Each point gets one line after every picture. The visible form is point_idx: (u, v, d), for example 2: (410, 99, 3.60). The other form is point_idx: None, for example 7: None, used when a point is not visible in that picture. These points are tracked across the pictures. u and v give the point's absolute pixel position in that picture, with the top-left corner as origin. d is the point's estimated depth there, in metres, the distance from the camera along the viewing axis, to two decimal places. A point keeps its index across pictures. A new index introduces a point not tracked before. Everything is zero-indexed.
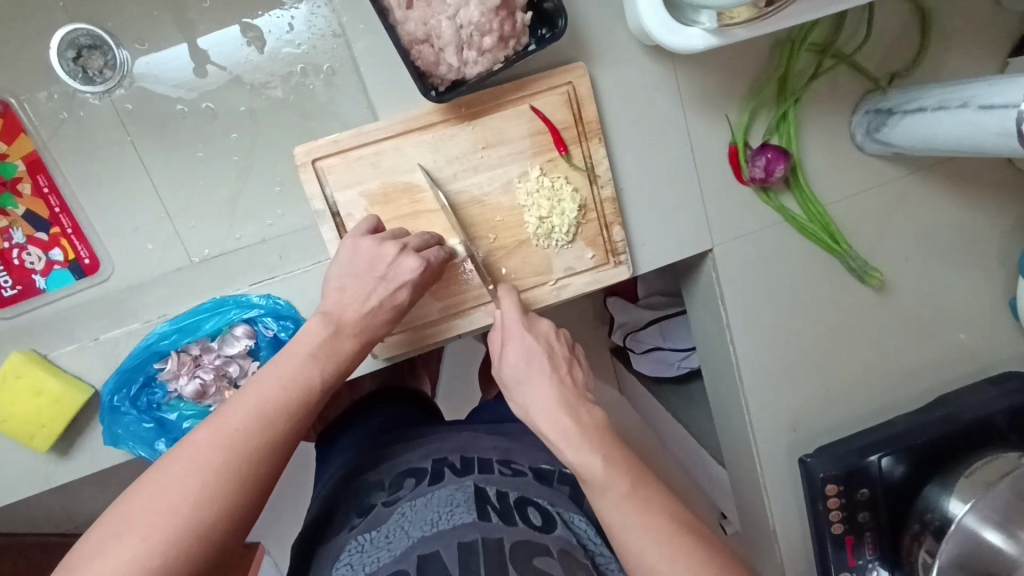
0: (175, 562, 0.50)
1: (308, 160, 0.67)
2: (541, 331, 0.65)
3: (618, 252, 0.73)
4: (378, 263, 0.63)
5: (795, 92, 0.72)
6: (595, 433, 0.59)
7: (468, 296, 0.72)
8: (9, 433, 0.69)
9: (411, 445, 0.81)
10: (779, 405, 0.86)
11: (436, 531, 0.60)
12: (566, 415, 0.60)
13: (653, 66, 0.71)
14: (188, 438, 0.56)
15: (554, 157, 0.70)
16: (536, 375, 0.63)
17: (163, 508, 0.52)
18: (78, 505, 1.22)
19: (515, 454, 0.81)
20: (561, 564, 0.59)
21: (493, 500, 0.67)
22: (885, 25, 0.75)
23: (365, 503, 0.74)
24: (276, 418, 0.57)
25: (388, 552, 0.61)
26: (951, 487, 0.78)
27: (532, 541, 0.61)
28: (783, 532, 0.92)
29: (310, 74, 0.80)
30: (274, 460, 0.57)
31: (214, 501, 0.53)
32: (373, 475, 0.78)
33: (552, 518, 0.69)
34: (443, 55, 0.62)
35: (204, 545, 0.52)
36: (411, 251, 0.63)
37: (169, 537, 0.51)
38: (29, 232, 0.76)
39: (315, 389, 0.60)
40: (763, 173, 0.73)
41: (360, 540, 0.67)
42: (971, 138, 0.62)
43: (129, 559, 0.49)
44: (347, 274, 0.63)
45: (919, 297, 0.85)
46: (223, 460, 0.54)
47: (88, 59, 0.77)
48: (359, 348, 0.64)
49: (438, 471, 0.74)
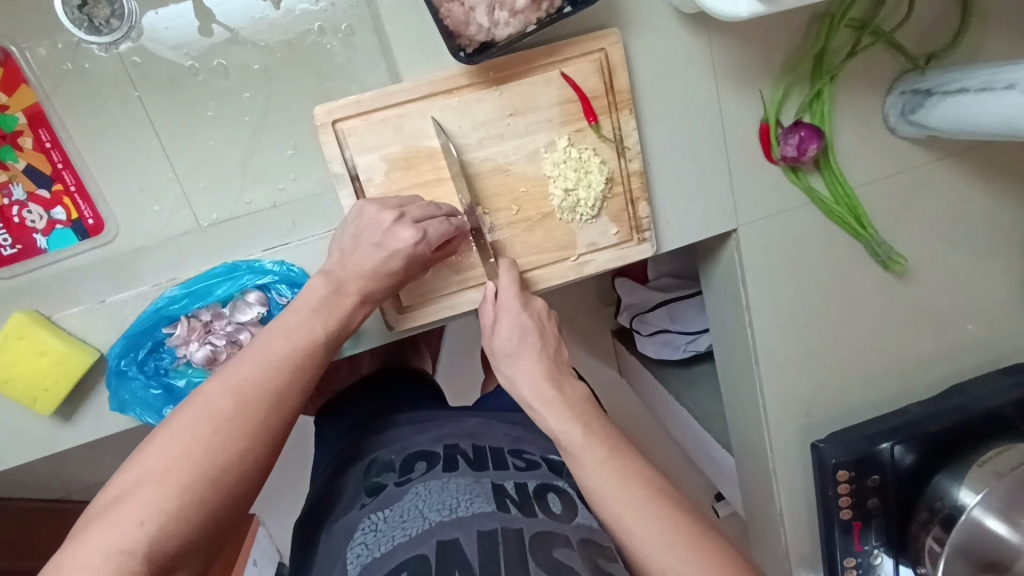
0: (193, 505, 0.49)
1: (328, 120, 0.64)
2: (536, 308, 0.67)
3: (642, 228, 0.71)
4: (374, 230, 0.61)
5: (832, 70, 0.70)
6: (576, 404, 0.62)
7: (479, 273, 0.70)
8: (11, 396, 0.66)
9: (419, 428, 0.79)
10: (794, 390, 0.85)
11: (456, 517, 0.59)
12: (549, 385, 0.63)
13: (688, 36, 0.69)
14: (196, 393, 0.54)
15: (583, 127, 0.67)
16: (527, 350, 0.64)
17: (177, 457, 0.50)
18: (75, 474, 1.21)
19: (526, 444, 0.79)
20: (582, 555, 0.57)
21: (512, 494, 0.65)
22: (926, 4, 0.72)
23: (374, 483, 0.71)
24: (283, 369, 0.57)
25: (403, 531, 0.59)
26: (961, 478, 0.79)
27: (551, 531, 0.60)
28: (790, 517, 0.92)
29: (328, 33, 0.77)
30: (284, 406, 0.56)
31: (227, 446, 0.52)
32: (378, 451, 0.77)
33: (573, 502, 0.67)
34: (474, 14, 0.59)
35: (219, 488, 0.51)
36: (408, 221, 0.61)
37: (186, 480, 0.50)
38: (30, 189, 0.73)
39: (320, 342, 0.60)
40: (796, 152, 0.71)
41: (373, 519, 0.64)
42: (1014, 122, 0.61)
43: (149, 503, 0.48)
44: (352, 239, 0.62)
45: (939, 287, 0.84)
46: (234, 406, 0.53)
47: (94, 8, 0.73)
48: (359, 306, 0.63)
49: (451, 458, 0.72)
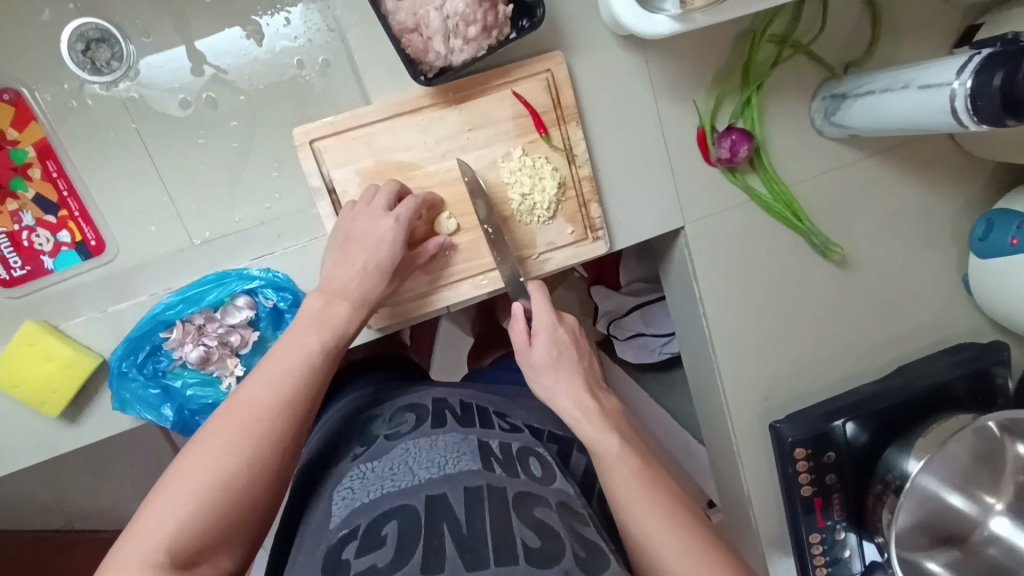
0: (204, 510, 0.55)
1: (306, 140, 0.71)
2: (568, 324, 0.74)
3: (595, 228, 0.79)
4: (353, 223, 0.69)
5: (759, 79, 0.78)
6: (612, 417, 0.68)
7: (486, 261, 0.77)
8: (21, 399, 0.72)
9: (411, 391, 0.85)
10: (751, 376, 0.91)
11: (444, 474, 0.63)
12: (588, 396, 0.69)
13: (626, 55, 0.77)
14: (216, 415, 0.61)
15: (535, 138, 0.75)
16: (565, 364, 0.70)
17: (191, 468, 0.57)
18: (76, 496, 1.26)
19: (511, 411, 0.86)
20: (559, 515, 0.63)
21: (496, 452, 0.71)
22: (839, 18, 0.81)
23: (367, 434, 0.77)
24: (288, 382, 0.62)
25: (392, 483, 0.63)
26: (908, 450, 0.84)
27: (532, 492, 0.65)
28: (757, 499, 0.97)
29: (306, 66, 0.86)
30: (292, 416, 0.61)
31: (235, 455, 0.58)
32: (373, 410, 0.82)
33: (552, 468, 0.73)
34: (432, 43, 0.67)
35: (228, 497, 0.57)
36: (383, 212, 0.69)
37: (198, 488, 0.56)
38: (38, 215, 0.81)
39: (316, 354, 0.65)
40: (729, 154, 0.78)
41: (362, 468, 0.69)
42: (913, 117, 0.69)
43: (167, 508, 0.55)
44: (342, 245, 0.69)
45: (879, 273, 0.91)
46: (242, 423, 0.59)
47: (96, 51, 0.82)
48: (352, 312, 0.68)
49: (440, 414, 0.78)
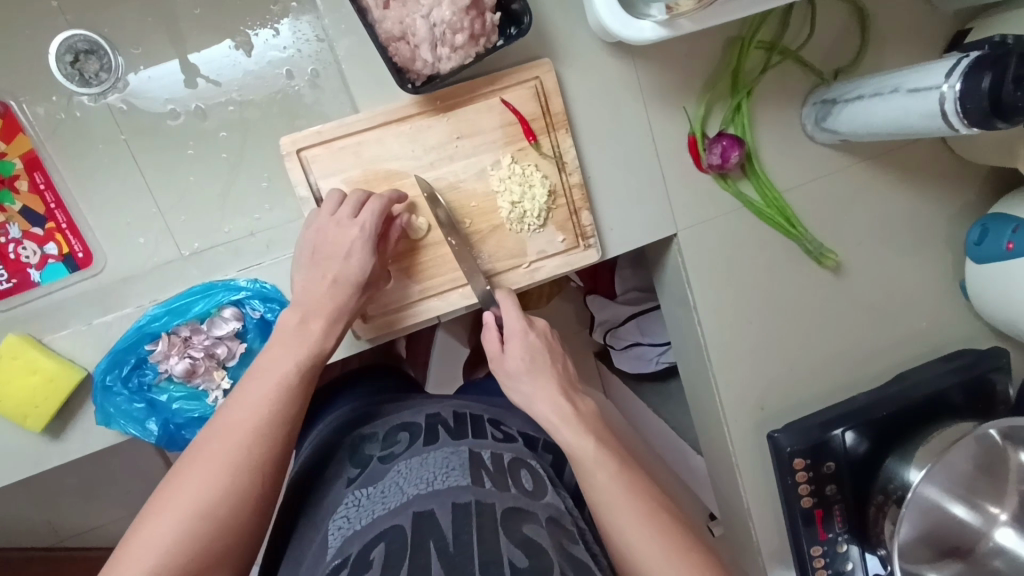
0: (188, 540, 0.56)
1: (293, 149, 0.71)
2: (539, 328, 0.73)
3: (587, 236, 0.78)
4: (324, 235, 0.68)
5: (747, 86, 0.78)
6: (591, 421, 0.68)
7: (457, 275, 0.76)
8: (4, 413, 0.71)
9: (404, 406, 0.85)
10: (747, 385, 0.90)
11: (431, 490, 0.61)
12: (564, 402, 0.68)
13: (615, 61, 0.77)
14: (190, 448, 0.61)
15: (524, 146, 0.75)
16: (539, 371, 0.70)
17: (174, 499, 0.57)
18: (65, 513, 1.24)
19: (506, 418, 0.86)
20: (549, 532, 0.60)
21: (488, 465, 0.69)
22: (827, 25, 0.81)
23: (360, 454, 0.76)
24: (263, 409, 0.62)
25: (383, 506, 0.62)
26: (909, 459, 0.83)
27: (522, 508, 0.63)
28: (757, 512, 0.95)
29: (296, 76, 0.86)
30: (272, 442, 0.62)
31: (213, 486, 0.58)
32: (371, 424, 0.82)
33: (543, 483, 0.71)
34: (419, 51, 0.67)
35: (212, 523, 0.57)
36: (352, 215, 0.67)
37: (175, 520, 0.56)
38: (25, 227, 0.80)
39: (293, 375, 0.65)
40: (720, 159, 0.78)
41: (356, 495, 0.68)
42: (902, 121, 0.68)
43: (144, 543, 0.55)
44: (311, 257, 0.68)
45: (875, 280, 0.90)
46: (225, 448, 0.60)
47: (85, 63, 0.82)
48: (328, 328, 0.68)
49: (432, 428, 0.77)
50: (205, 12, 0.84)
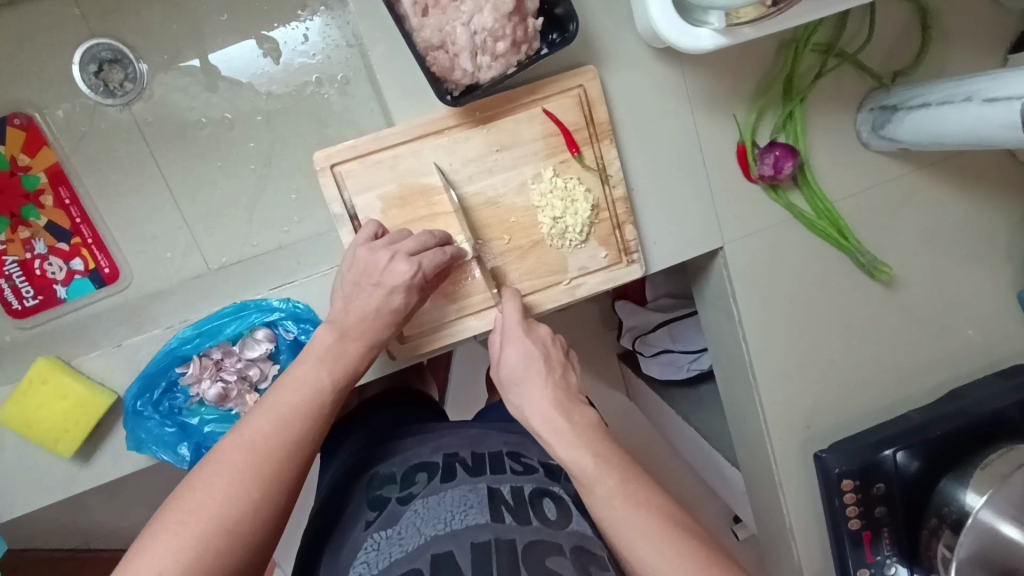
0: (207, 556, 0.52)
1: (327, 165, 0.68)
2: (539, 335, 0.68)
3: (630, 251, 0.74)
4: (373, 270, 0.64)
5: (801, 93, 0.74)
6: (587, 432, 0.62)
7: (487, 297, 0.73)
8: (35, 440, 0.69)
9: (419, 440, 0.81)
10: (794, 403, 0.86)
11: (450, 530, 0.61)
12: (558, 415, 0.63)
13: (661, 67, 0.73)
14: (213, 454, 0.58)
15: (567, 158, 0.71)
16: (533, 377, 0.65)
17: (191, 511, 0.53)
18: (92, 519, 1.24)
19: (527, 448, 0.81)
20: (575, 563, 0.59)
21: (507, 498, 0.68)
22: (887, 25, 0.76)
23: (377, 496, 0.74)
24: (293, 421, 0.60)
25: (400, 548, 0.62)
26: (966, 482, 0.78)
27: (545, 540, 0.62)
28: (801, 530, 0.91)
29: (325, 83, 0.83)
30: (297, 454, 0.59)
31: (241, 497, 0.55)
32: (387, 463, 0.79)
33: (568, 509, 0.69)
34: (458, 60, 0.63)
35: (234, 535, 0.53)
36: (403, 256, 0.64)
37: (199, 532, 0.52)
38: (51, 242, 0.78)
39: (328, 394, 0.63)
40: (772, 170, 0.74)
41: (376, 538, 0.66)
42: (977, 130, 0.63)
43: (165, 552, 0.51)
44: (349, 285, 0.65)
45: (929, 293, 0.86)
46: (246, 459, 0.57)
47: (109, 72, 0.79)
48: (365, 351, 0.66)
49: (450, 466, 0.75)
50: (231, 17, 0.81)
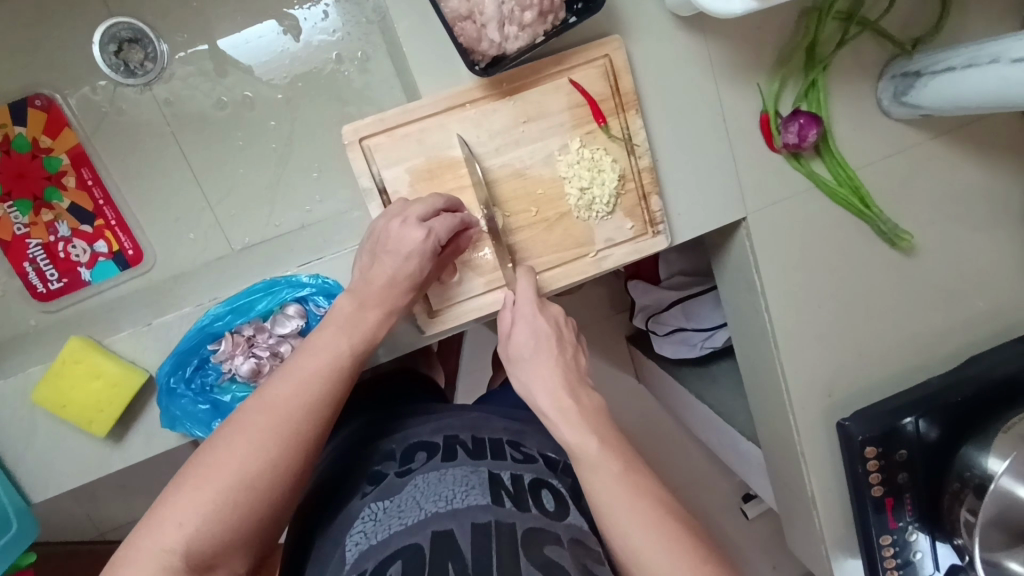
0: (226, 508, 0.54)
1: (355, 139, 0.68)
2: (551, 313, 0.68)
3: (656, 222, 0.74)
4: (383, 237, 0.65)
5: (823, 60, 0.74)
6: (593, 416, 0.63)
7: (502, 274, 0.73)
8: (68, 419, 0.70)
9: (422, 417, 0.80)
10: (816, 372, 0.87)
11: (451, 509, 0.60)
12: (565, 392, 0.63)
13: (685, 36, 0.73)
14: (237, 412, 0.58)
15: (593, 129, 0.71)
16: (541, 356, 0.65)
17: (213, 465, 0.55)
18: (106, 510, 1.24)
19: (527, 437, 0.80)
20: (571, 554, 0.58)
21: (507, 485, 0.66)
22: None
23: (376, 470, 0.72)
24: (313, 382, 0.60)
25: (399, 521, 0.60)
26: (987, 446, 0.79)
27: (543, 528, 0.60)
28: (822, 499, 0.92)
29: (345, 61, 0.85)
30: (316, 417, 0.60)
31: (259, 454, 0.56)
32: (390, 439, 0.77)
33: (565, 502, 0.68)
34: (485, 30, 0.63)
35: (250, 492, 0.55)
36: (413, 221, 0.64)
37: (219, 486, 0.54)
38: (75, 225, 0.82)
39: (345, 355, 0.63)
40: (797, 139, 0.74)
41: (373, 508, 0.65)
42: (1004, 93, 0.63)
43: (187, 505, 0.53)
44: (370, 254, 0.66)
45: (948, 262, 0.86)
46: (267, 420, 0.57)
47: (129, 52, 0.82)
48: (383, 319, 0.66)
49: (451, 448, 0.74)
50: None
